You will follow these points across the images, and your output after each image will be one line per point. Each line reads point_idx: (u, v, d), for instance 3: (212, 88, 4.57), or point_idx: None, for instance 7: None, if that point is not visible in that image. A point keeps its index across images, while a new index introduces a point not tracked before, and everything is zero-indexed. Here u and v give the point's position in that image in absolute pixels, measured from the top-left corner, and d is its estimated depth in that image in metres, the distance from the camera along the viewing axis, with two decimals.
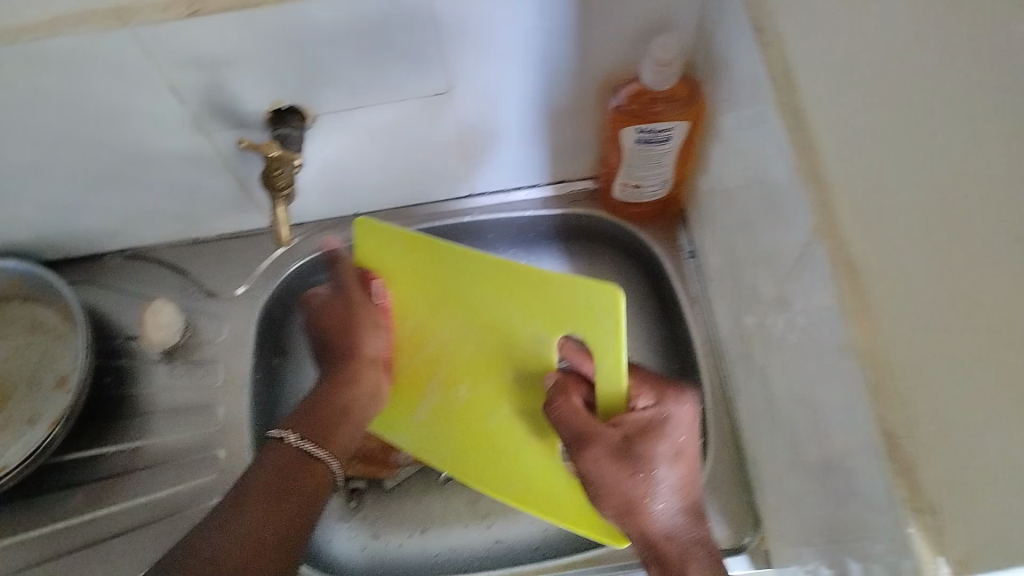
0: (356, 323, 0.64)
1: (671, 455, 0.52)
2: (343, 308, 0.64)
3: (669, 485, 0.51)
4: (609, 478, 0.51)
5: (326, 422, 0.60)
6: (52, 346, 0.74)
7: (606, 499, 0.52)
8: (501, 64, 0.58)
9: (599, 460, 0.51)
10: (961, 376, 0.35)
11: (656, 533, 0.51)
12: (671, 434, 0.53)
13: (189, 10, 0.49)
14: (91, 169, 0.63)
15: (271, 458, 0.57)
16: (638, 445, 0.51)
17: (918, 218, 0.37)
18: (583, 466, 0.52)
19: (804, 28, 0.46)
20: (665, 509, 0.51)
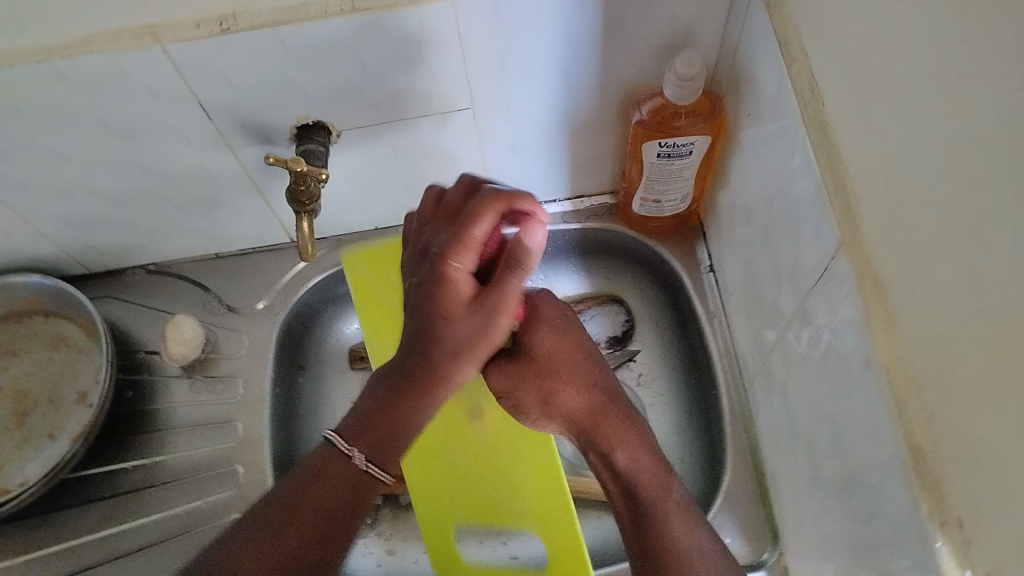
0: (479, 332, 0.50)
1: (548, 338, 0.60)
2: (476, 318, 0.49)
3: (571, 369, 0.60)
4: (511, 383, 0.61)
5: (393, 441, 0.50)
6: (74, 362, 0.74)
7: (519, 399, 0.61)
8: (522, 80, 0.58)
9: (500, 370, 0.61)
10: (989, 393, 0.34)
11: (601, 417, 0.59)
12: (536, 330, 0.60)
13: (220, 28, 0.50)
14: (117, 185, 0.63)
15: (325, 468, 0.49)
16: (523, 345, 0.60)
17: (939, 234, 0.37)
18: (494, 381, 0.61)
19: (828, 43, 0.46)
20: (586, 392, 0.60)
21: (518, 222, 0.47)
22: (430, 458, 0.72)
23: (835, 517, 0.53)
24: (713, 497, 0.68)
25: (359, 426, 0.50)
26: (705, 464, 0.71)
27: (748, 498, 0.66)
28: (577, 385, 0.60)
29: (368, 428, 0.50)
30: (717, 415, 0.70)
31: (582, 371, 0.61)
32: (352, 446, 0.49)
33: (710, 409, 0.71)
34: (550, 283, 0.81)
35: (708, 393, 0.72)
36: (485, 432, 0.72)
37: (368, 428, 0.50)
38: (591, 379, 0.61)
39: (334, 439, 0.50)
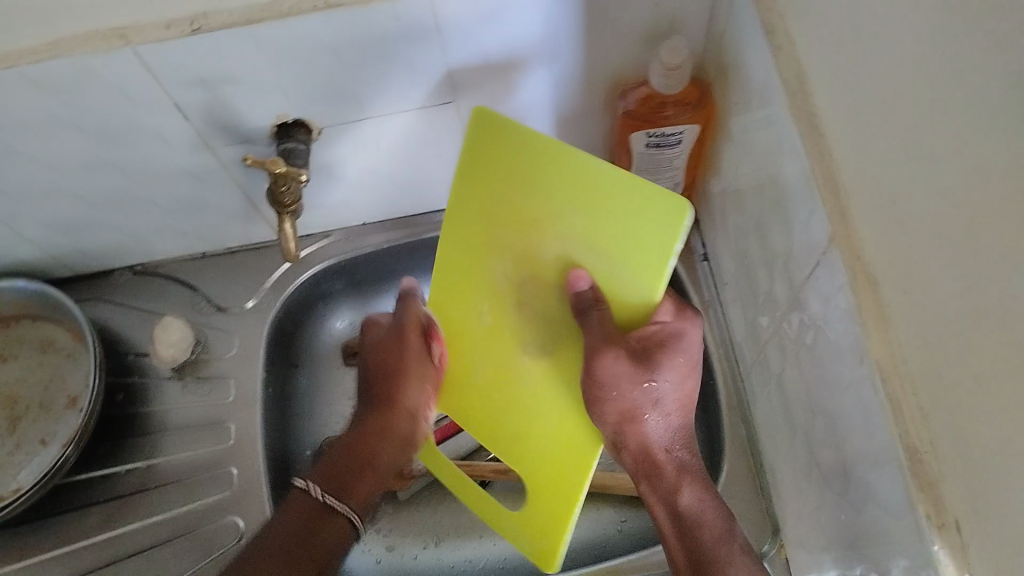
0: (412, 368, 0.62)
1: (679, 365, 0.53)
2: (394, 349, 0.63)
3: (680, 403, 0.54)
4: (622, 376, 0.52)
5: (348, 471, 0.60)
6: (64, 366, 0.73)
7: (613, 403, 0.53)
8: (505, 72, 0.57)
9: (619, 365, 0.52)
10: (988, 396, 0.33)
11: (682, 463, 0.54)
12: (680, 349, 0.53)
13: (190, 28, 0.49)
14: (98, 188, 0.62)
15: (289, 511, 0.57)
16: (649, 351, 0.53)
17: (935, 223, 0.36)
18: (595, 372, 0.53)
19: (816, 31, 0.45)
20: (675, 427, 0.54)
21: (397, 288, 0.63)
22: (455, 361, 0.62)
23: (832, 509, 0.52)
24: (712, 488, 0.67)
25: (327, 467, 0.60)
26: (704, 455, 0.70)
27: (748, 488, 0.65)
28: (678, 419, 0.55)
29: (323, 468, 0.60)
30: (714, 405, 0.69)
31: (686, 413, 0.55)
32: (308, 482, 0.58)
33: (707, 400, 0.71)
34: None
35: (705, 383, 0.71)
36: (533, 373, 0.59)
37: (329, 465, 0.60)
38: (686, 422, 0.55)
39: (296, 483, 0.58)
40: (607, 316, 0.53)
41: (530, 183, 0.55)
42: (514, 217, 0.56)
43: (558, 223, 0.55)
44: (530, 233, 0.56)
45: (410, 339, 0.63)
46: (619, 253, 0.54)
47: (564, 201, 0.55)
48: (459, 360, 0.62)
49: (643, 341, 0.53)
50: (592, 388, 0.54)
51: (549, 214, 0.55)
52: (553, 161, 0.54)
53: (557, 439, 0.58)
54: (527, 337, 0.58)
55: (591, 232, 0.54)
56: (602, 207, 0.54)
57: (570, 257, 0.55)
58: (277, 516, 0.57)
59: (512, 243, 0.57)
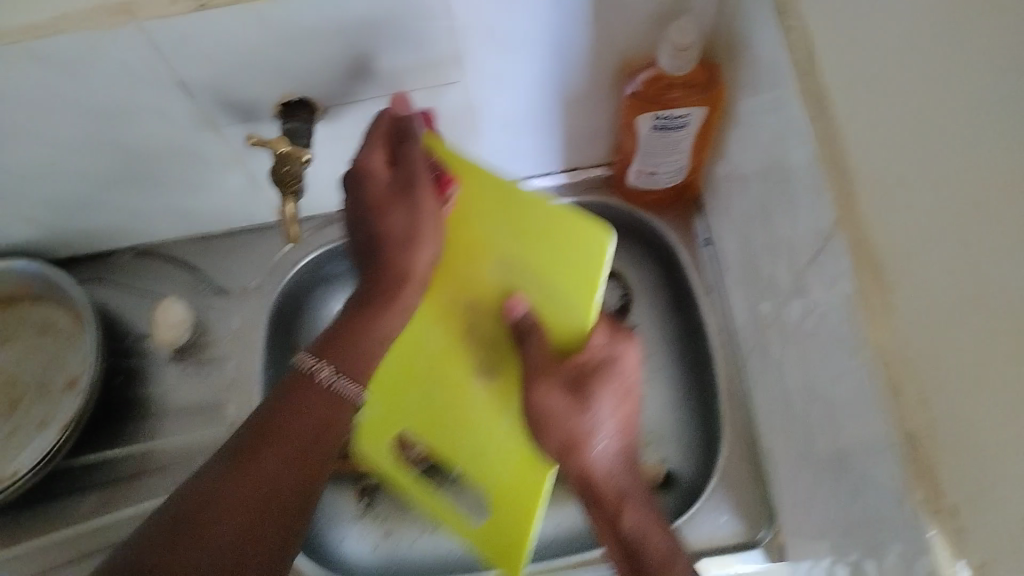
0: (420, 223, 0.52)
1: (619, 395, 0.51)
2: (398, 210, 0.52)
3: (621, 425, 0.51)
4: (563, 408, 0.50)
5: (353, 351, 0.53)
6: (64, 347, 0.73)
7: (552, 435, 0.51)
8: (512, 52, 0.57)
9: (555, 398, 0.50)
10: (992, 380, 0.33)
11: (625, 484, 0.52)
12: (618, 378, 0.51)
13: (198, 3, 0.48)
14: (99, 167, 0.62)
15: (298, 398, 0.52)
16: (584, 379, 0.50)
17: (940, 205, 0.36)
18: (533, 405, 0.51)
19: (826, 11, 0.45)
20: (619, 454, 0.52)
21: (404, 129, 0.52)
22: (403, 375, 0.60)
23: (830, 497, 0.52)
24: (708, 478, 0.68)
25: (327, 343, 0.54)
26: (702, 446, 0.70)
27: (745, 477, 0.66)
28: (621, 444, 0.52)
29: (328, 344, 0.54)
30: (713, 393, 0.69)
31: (625, 435, 0.52)
32: (316, 363, 0.53)
33: (707, 388, 0.71)
34: None
35: (705, 370, 0.71)
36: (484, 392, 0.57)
37: (334, 346, 0.53)
38: (626, 442, 0.52)
39: (299, 360, 0.53)
40: (545, 341, 0.51)
41: (467, 202, 0.53)
42: (453, 241, 0.54)
43: (495, 244, 0.53)
44: (466, 258, 0.54)
45: (414, 193, 0.52)
46: (554, 276, 0.52)
47: (499, 218, 0.53)
48: (404, 378, 0.60)
49: (580, 370, 0.51)
50: (531, 420, 0.51)
51: (485, 236, 0.54)
52: (495, 176, 0.52)
53: (517, 451, 0.56)
54: (478, 356, 0.56)
55: (529, 253, 0.53)
56: (536, 228, 0.52)
57: (507, 283, 0.53)
58: (280, 405, 0.52)
59: (450, 266, 0.55)
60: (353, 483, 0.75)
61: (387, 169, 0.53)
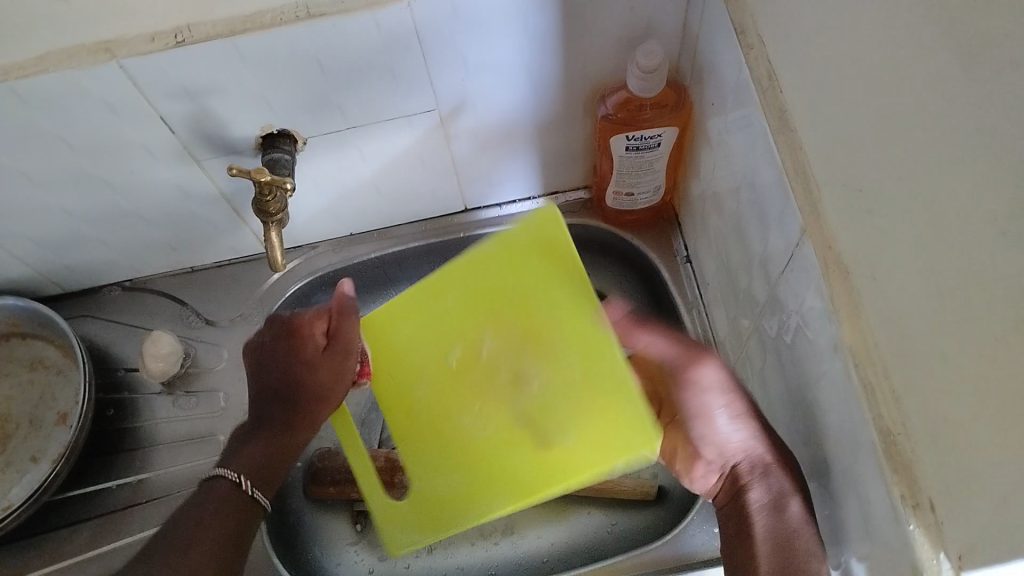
0: (337, 389, 0.60)
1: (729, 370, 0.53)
2: (327, 367, 0.60)
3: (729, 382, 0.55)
4: (710, 380, 0.52)
5: (274, 470, 0.59)
6: (54, 383, 0.74)
7: (688, 395, 0.52)
8: (485, 80, 0.58)
9: (715, 373, 0.52)
10: (953, 372, 0.34)
11: (751, 454, 0.52)
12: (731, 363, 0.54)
13: (175, 40, 0.50)
14: (84, 204, 0.63)
15: (211, 500, 0.56)
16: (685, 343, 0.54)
17: (900, 213, 0.37)
18: (689, 372, 0.52)
19: (785, 29, 0.46)
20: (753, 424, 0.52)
21: (344, 309, 0.59)
22: (423, 405, 0.60)
23: (815, 501, 0.52)
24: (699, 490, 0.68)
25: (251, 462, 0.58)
26: None
27: None
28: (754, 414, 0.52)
29: (245, 458, 0.59)
30: None
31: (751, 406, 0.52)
32: (240, 474, 0.57)
33: None
34: None
35: None
36: (470, 432, 0.58)
37: (247, 462, 0.58)
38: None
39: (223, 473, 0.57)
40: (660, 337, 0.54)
41: (524, 274, 0.56)
42: (525, 317, 0.55)
43: (551, 347, 0.54)
44: (522, 319, 0.56)
45: (341, 360, 0.60)
46: (581, 425, 0.51)
47: (576, 321, 0.53)
48: (404, 368, 0.61)
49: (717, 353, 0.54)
50: (682, 387, 0.52)
51: (546, 328, 0.54)
52: (584, 286, 0.53)
53: (457, 482, 0.58)
54: (489, 404, 0.57)
55: (570, 388, 0.52)
56: (589, 355, 0.52)
57: (543, 386, 0.54)
58: (200, 501, 0.56)
59: (503, 322, 0.56)
60: (347, 508, 0.75)
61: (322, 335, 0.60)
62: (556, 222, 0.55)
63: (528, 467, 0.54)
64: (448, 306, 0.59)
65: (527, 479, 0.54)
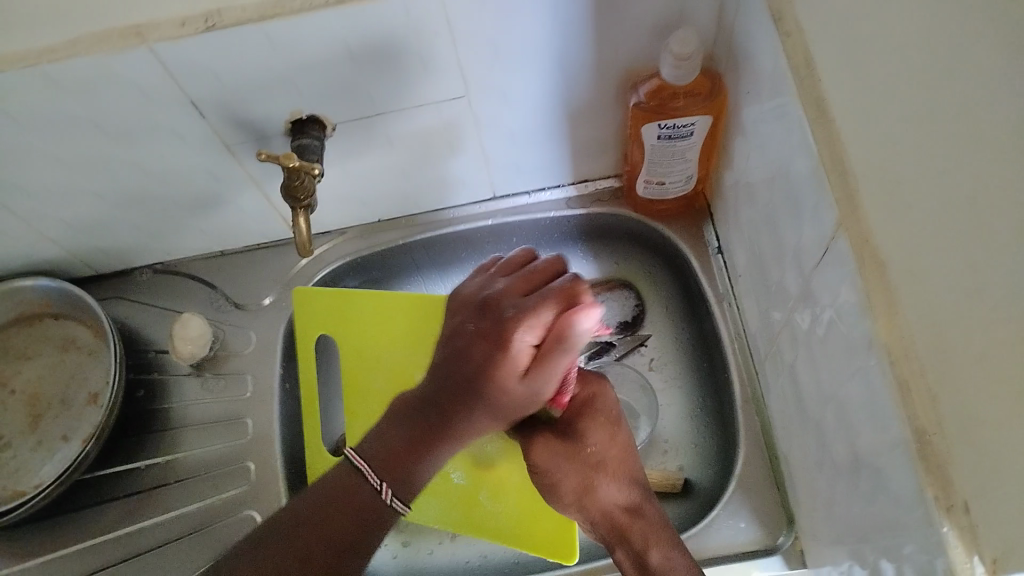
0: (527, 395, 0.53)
1: (602, 431, 0.61)
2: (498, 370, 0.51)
3: (617, 463, 0.61)
4: (558, 460, 0.60)
5: (401, 459, 0.51)
6: (86, 363, 0.75)
7: (552, 480, 0.61)
8: (516, 66, 0.57)
9: (545, 455, 0.61)
10: (989, 373, 0.33)
11: (610, 523, 0.60)
12: (596, 417, 0.62)
13: (205, 25, 0.50)
14: (116, 186, 0.63)
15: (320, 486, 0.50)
16: (573, 427, 0.61)
17: (939, 210, 0.36)
18: (534, 458, 0.61)
19: (824, 17, 0.45)
20: (626, 486, 0.61)
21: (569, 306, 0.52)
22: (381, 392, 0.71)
23: (845, 499, 0.51)
24: (724, 484, 0.67)
25: (381, 455, 0.51)
26: (716, 452, 0.70)
27: (763, 482, 0.65)
28: (614, 480, 0.60)
29: (378, 443, 0.52)
30: (730, 398, 0.69)
31: (608, 486, 0.60)
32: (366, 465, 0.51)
33: (721, 395, 0.70)
34: None
35: (720, 376, 0.70)
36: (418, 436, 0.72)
37: (384, 440, 0.52)
38: (630, 472, 0.61)
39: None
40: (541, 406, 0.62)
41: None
42: None
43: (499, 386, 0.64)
44: None
45: (535, 376, 0.52)
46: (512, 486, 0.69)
47: None
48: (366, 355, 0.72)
49: (564, 415, 0.61)
50: (541, 478, 0.62)
51: None
52: None
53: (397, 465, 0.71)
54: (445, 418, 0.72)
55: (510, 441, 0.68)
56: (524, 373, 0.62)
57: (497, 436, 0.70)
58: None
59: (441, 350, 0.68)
60: None
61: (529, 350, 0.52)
62: None
63: (505, 508, 0.69)
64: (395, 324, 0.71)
65: (501, 523, 0.69)
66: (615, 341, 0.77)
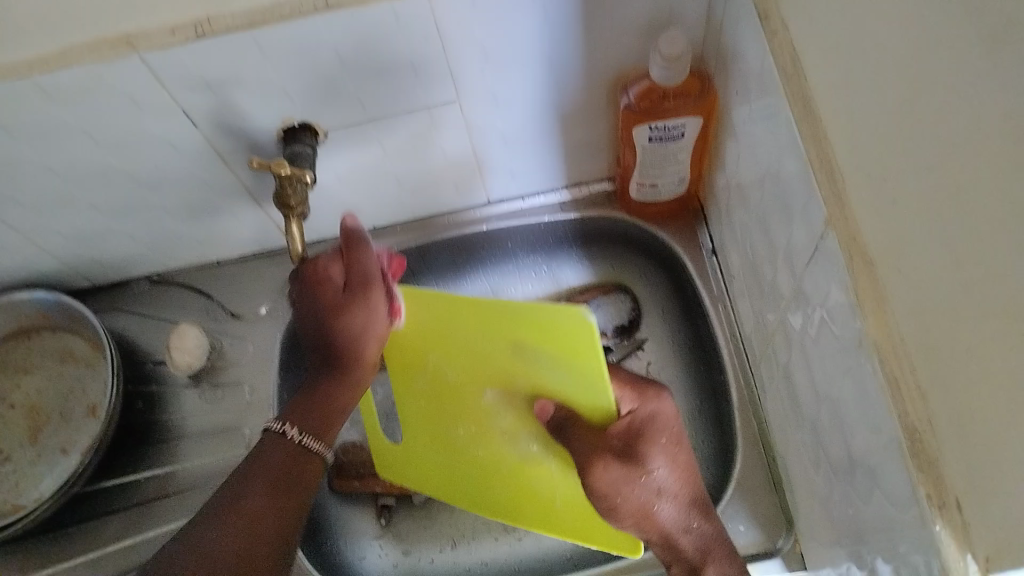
0: (369, 323, 0.57)
1: (665, 450, 0.57)
2: (349, 314, 0.56)
3: (680, 485, 0.57)
4: (623, 481, 0.56)
5: (321, 415, 0.58)
6: (84, 375, 0.75)
7: (614, 503, 0.57)
8: (507, 70, 0.58)
9: (611, 477, 0.55)
10: (976, 364, 0.33)
11: (669, 537, 0.58)
12: (657, 434, 0.57)
13: (195, 33, 0.50)
14: (111, 197, 0.64)
15: (269, 453, 0.56)
16: (636, 449, 0.56)
17: (923, 203, 0.36)
18: (594, 482, 0.56)
19: (809, 15, 0.45)
20: (684, 507, 0.57)
21: (357, 238, 0.56)
22: (449, 386, 0.62)
23: (841, 498, 0.51)
24: (724, 486, 0.67)
25: (296, 418, 0.58)
26: (716, 455, 0.69)
27: (761, 483, 0.65)
28: (673, 501, 0.57)
29: (295, 409, 0.58)
30: (727, 399, 0.69)
31: (670, 508, 0.57)
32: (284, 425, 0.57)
33: (720, 398, 0.70)
34: (555, 276, 0.79)
35: (717, 377, 0.70)
36: (459, 433, 0.65)
37: (298, 411, 0.58)
38: (691, 494, 0.58)
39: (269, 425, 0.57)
40: (580, 427, 0.56)
41: (528, 357, 0.56)
42: (496, 373, 0.59)
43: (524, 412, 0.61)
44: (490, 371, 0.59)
45: (364, 301, 0.56)
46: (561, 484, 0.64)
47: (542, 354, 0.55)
48: (442, 349, 0.60)
49: (622, 439, 0.56)
50: (599, 499, 0.57)
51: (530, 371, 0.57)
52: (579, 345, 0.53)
53: (445, 460, 0.67)
54: (491, 424, 0.63)
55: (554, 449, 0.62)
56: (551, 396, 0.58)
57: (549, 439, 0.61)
58: (255, 460, 0.55)
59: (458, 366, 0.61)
60: (372, 502, 0.75)
61: (341, 276, 0.57)
62: (571, 317, 0.51)
63: (562, 502, 0.64)
64: (461, 332, 0.58)
65: (557, 513, 0.65)
66: (612, 345, 0.76)
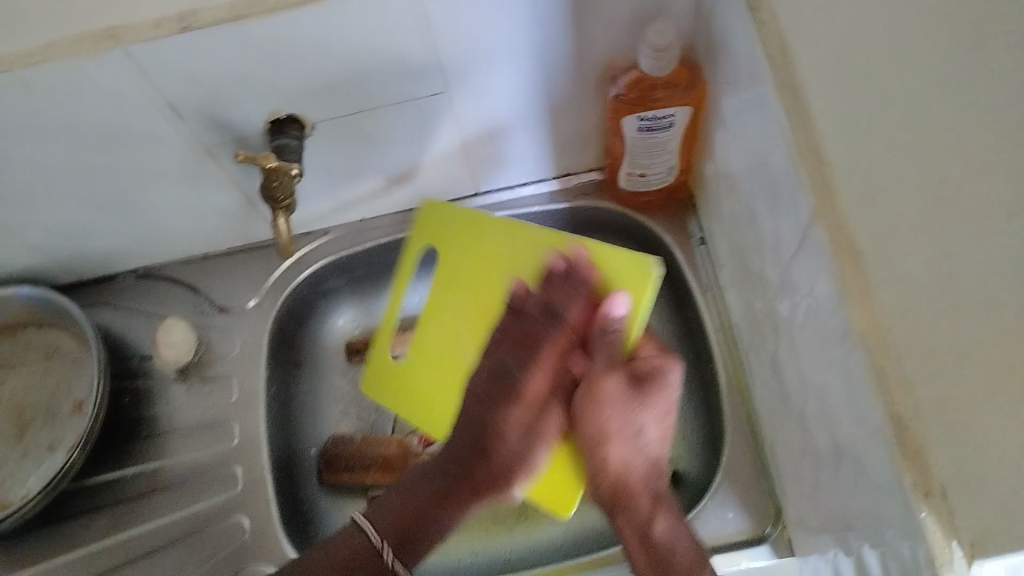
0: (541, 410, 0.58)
1: (665, 403, 0.56)
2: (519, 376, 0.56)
3: (660, 438, 0.56)
4: (622, 401, 0.54)
5: (419, 515, 0.58)
6: (70, 370, 0.74)
7: (598, 420, 0.54)
8: (495, 61, 0.57)
9: (612, 390, 0.54)
10: (966, 355, 0.34)
11: (629, 482, 0.55)
12: (668, 384, 0.56)
13: (180, 26, 0.49)
14: (94, 191, 0.63)
15: (340, 541, 0.57)
16: (646, 384, 0.55)
17: (913, 195, 0.37)
18: (593, 390, 0.55)
19: (797, 5, 0.45)
20: (652, 460, 0.56)
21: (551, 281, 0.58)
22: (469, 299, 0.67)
23: (829, 486, 0.52)
24: (712, 475, 0.68)
25: (395, 512, 0.58)
26: (705, 446, 0.70)
27: (748, 472, 0.65)
28: (649, 449, 0.56)
29: (390, 507, 0.58)
30: (715, 390, 0.69)
31: (640, 453, 0.55)
32: (380, 531, 0.57)
33: (708, 389, 0.70)
34: None
35: (705, 366, 0.71)
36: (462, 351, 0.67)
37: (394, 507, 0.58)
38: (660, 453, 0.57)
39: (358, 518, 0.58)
40: (613, 342, 0.56)
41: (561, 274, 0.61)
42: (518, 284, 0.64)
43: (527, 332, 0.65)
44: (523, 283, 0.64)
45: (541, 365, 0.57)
46: None
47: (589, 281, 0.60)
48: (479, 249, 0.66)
49: (638, 369, 0.56)
50: (585, 408, 0.55)
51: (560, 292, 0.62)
52: (623, 275, 0.59)
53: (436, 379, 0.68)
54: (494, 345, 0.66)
55: None
56: None
57: None
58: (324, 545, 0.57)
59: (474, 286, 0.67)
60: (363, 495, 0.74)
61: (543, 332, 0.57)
62: (642, 269, 0.58)
63: None
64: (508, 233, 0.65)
65: None
66: None
